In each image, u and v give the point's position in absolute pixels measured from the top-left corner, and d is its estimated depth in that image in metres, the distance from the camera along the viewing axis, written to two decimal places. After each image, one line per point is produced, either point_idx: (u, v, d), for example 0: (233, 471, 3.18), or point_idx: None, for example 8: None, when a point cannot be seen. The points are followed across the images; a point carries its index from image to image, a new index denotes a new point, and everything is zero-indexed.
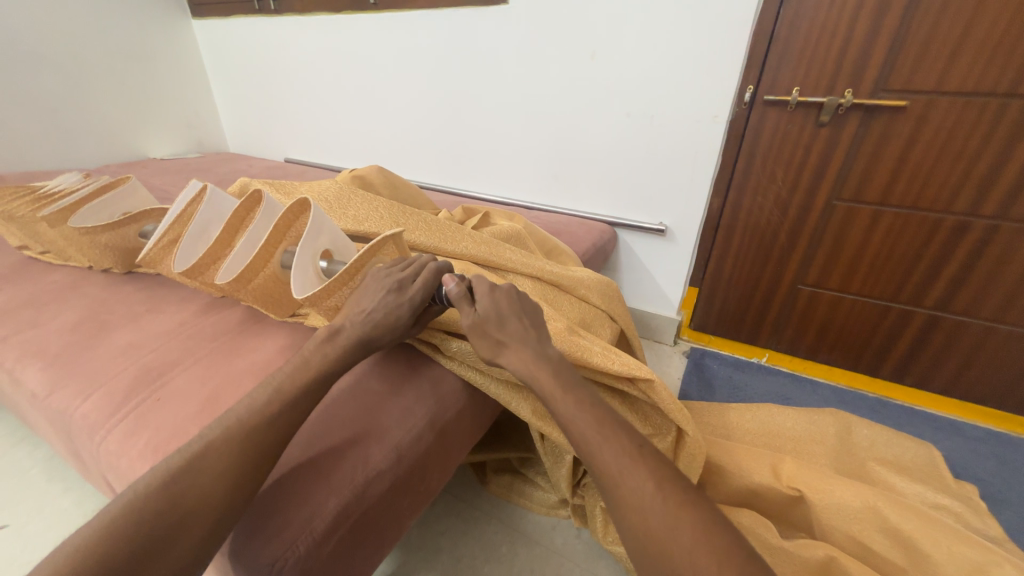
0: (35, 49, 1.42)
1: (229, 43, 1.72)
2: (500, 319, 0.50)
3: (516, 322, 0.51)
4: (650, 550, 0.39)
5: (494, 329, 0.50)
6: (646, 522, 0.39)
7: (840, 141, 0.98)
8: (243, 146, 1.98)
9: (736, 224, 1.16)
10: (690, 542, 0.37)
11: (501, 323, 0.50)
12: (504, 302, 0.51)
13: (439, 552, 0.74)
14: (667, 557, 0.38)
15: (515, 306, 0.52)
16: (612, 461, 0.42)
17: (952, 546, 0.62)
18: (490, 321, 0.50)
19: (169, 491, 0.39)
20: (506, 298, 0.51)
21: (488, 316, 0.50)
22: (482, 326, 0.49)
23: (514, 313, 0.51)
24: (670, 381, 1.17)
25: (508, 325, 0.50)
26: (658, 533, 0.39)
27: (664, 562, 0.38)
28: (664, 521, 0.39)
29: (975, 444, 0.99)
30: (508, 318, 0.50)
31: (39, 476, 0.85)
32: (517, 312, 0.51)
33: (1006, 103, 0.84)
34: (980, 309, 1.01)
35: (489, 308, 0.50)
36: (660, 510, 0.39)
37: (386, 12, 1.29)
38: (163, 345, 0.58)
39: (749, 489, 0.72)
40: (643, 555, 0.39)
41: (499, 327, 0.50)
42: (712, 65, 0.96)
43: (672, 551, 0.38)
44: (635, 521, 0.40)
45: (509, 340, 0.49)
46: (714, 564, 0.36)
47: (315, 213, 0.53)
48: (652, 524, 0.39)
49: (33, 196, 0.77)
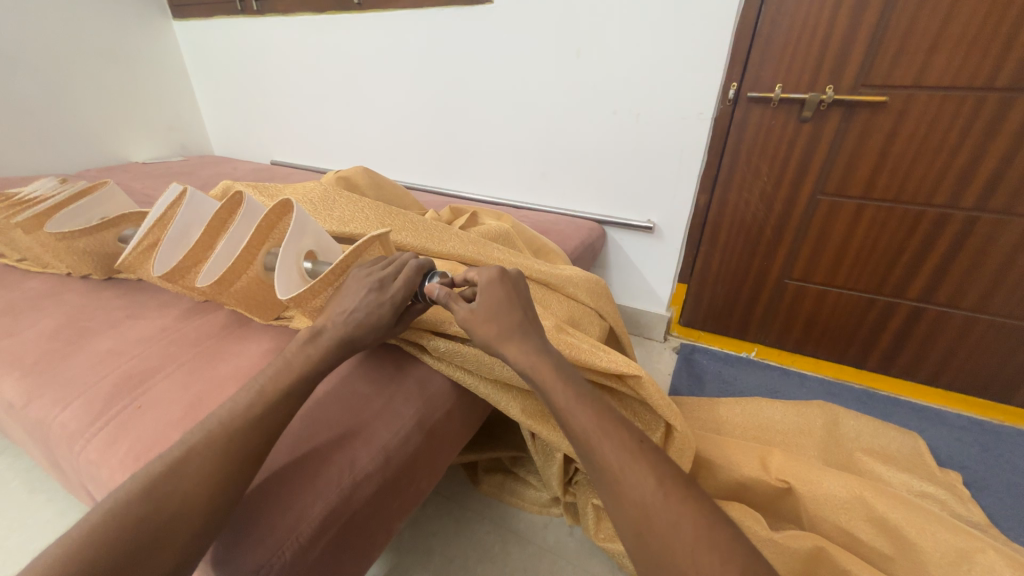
0: (10, 51, 1.39)
1: (212, 44, 1.69)
2: (494, 310, 0.49)
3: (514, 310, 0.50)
4: (651, 546, 0.39)
5: (489, 319, 0.49)
6: (647, 517, 0.40)
7: (822, 136, 0.99)
8: (227, 149, 1.96)
9: (722, 220, 1.17)
10: (692, 539, 0.38)
11: (495, 315, 0.49)
12: (497, 293, 0.49)
13: (431, 553, 0.73)
14: (669, 554, 0.38)
15: (509, 296, 0.50)
16: (613, 459, 0.43)
17: (937, 531, 0.63)
18: (483, 313, 0.49)
19: (150, 497, 0.38)
20: (500, 288, 0.50)
21: (480, 310, 0.49)
22: (476, 319, 0.49)
23: (507, 305, 0.49)
24: (660, 376, 1.18)
25: (501, 318, 0.48)
26: (660, 531, 0.39)
27: (666, 559, 0.38)
28: (665, 517, 0.40)
29: (959, 433, 1.01)
30: (503, 309, 0.49)
31: (19, 489, 0.83)
32: (510, 303, 0.50)
33: (983, 97, 0.86)
34: (963, 299, 1.02)
35: (483, 302, 0.49)
36: (661, 508, 0.40)
37: (370, 12, 1.28)
38: (145, 351, 0.57)
39: (739, 481, 0.73)
40: (645, 553, 0.40)
41: (494, 319, 0.48)
42: (697, 63, 0.96)
43: (673, 547, 0.38)
44: (636, 517, 0.41)
45: (514, 331, 0.48)
46: (717, 562, 0.37)
47: (298, 214, 0.52)
48: (655, 523, 0.40)
49: (8, 203, 0.75)
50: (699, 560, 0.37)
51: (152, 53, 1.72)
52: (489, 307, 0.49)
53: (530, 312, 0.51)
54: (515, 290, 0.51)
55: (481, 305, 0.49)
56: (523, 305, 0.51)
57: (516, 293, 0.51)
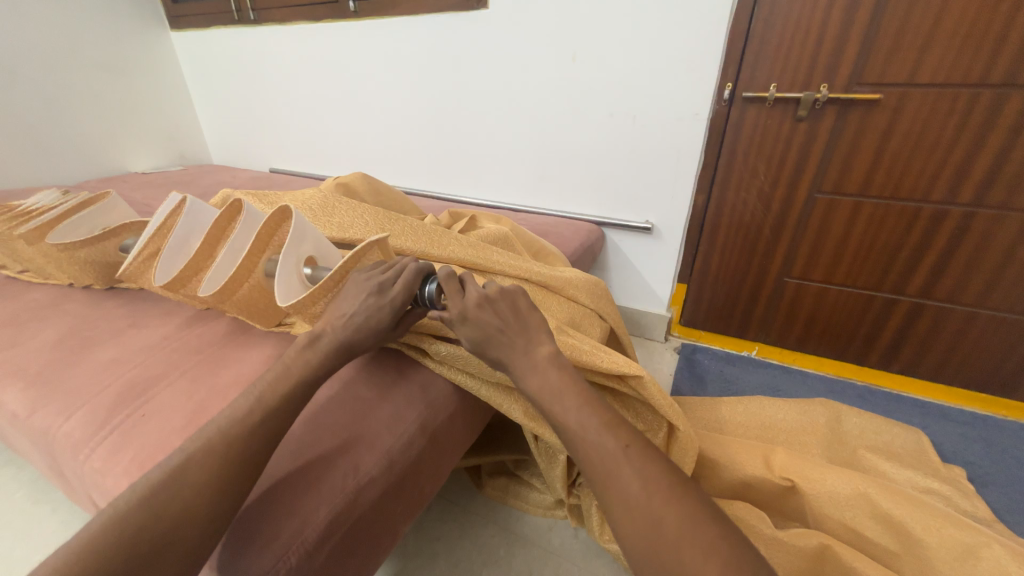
0: (9, 64, 1.39)
1: (210, 54, 1.70)
2: (486, 339, 0.50)
3: (503, 334, 0.50)
4: (641, 549, 0.40)
5: (487, 348, 0.50)
6: (632, 515, 0.41)
7: (819, 134, 1.00)
8: (227, 158, 1.97)
9: (720, 221, 1.17)
10: (674, 532, 0.39)
11: (489, 342, 0.50)
12: (480, 324, 0.49)
13: (436, 557, 0.73)
14: (654, 547, 0.39)
15: (488, 320, 0.49)
16: (595, 453, 0.44)
17: (943, 528, 0.63)
18: (479, 344, 0.50)
19: (148, 507, 0.38)
20: (478, 317, 0.49)
21: (476, 342, 0.50)
22: (478, 353, 0.51)
23: (496, 331, 0.50)
24: (662, 376, 1.18)
25: (497, 346, 0.50)
26: (643, 530, 0.40)
27: (654, 555, 0.39)
28: (648, 517, 0.40)
29: (963, 428, 1.01)
30: (493, 336, 0.49)
31: (24, 499, 0.83)
32: (497, 328, 0.50)
33: (977, 92, 0.87)
34: (963, 294, 1.03)
35: (473, 336, 0.49)
36: (644, 504, 0.40)
37: (366, 19, 1.29)
38: (147, 359, 0.57)
39: (743, 480, 0.73)
40: (633, 550, 0.40)
41: (491, 348, 0.50)
42: (691, 64, 0.97)
43: (658, 544, 0.39)
44: (621, 513, 0.41)
45: (508, 354, 0.50)
46: (699, 555, 0.37)
47: (298, 221, 0.53)
48: (638, 522, 0.40)
49: (10, 215, 0.76)
50: (684, 556, 0.38)
51: (151, 63, 1.73)
52: (480, 338, 0.49)
53: (515, 324, 0.51)
54: (490, 311, 0.50)
55: (473, 339, 0.50)
56: (502, 319, 0.50)
57: (492, 312, 0.50)
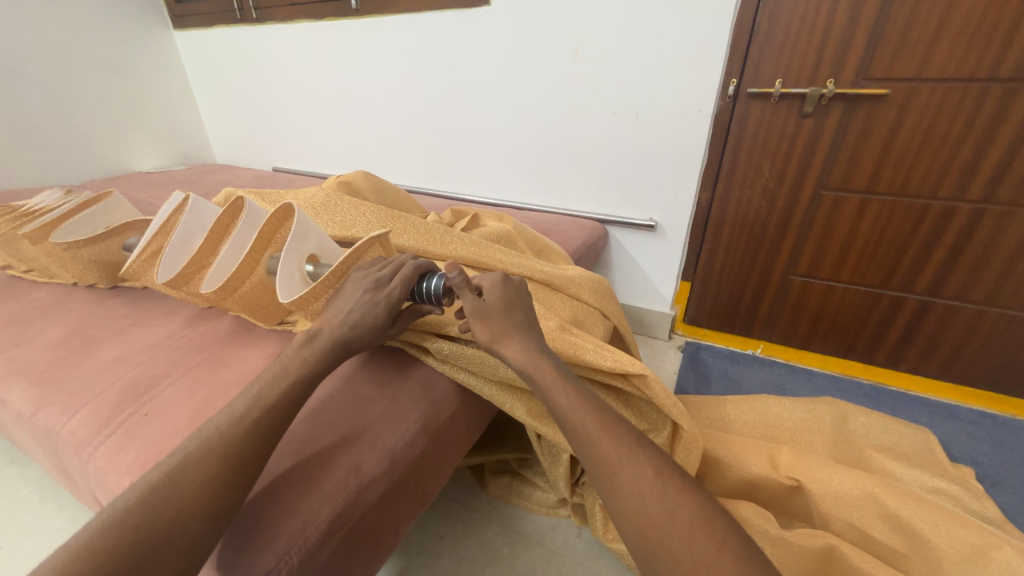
0: (15, 64, 1.40)
1: (213, 54, 1.70)
2: (501, 309, 0.49)
3: (518, 314, 0.50)
4: (654, 548, 0.39)
5: (496, 317, 0.48)
6: (644, 509, 0.40)
7: (825, 131, 0.98)
8: (231, 157, 1.98)
9: (724, 219, 1.16)
10: (690, 526, 0.39)
11: (502, 313, 0.49)
12: (502, 295, 0.49)
13: (440, 556, 0.73)
14: (669, 546, 0.38)
15: (513, 299, 0.50)
16: (612, 453, 0.43)
17: (952, 528, 0.62)
18: (490, 310, 0.48)
19: (148, 507, 0.38)
20: (506, 291, 0.50)
21: (489, 304, 0.49)
22: (483, 314, 0.48)
23: (511, 307, 0.49)
24: (666, 375, 1.17)
25: (505, 317, 0.49)
26: (655, 522, 0.40)
27: (667, 551, 0.38)
28: (662, 509, 0.40)
29: (970, 427, 1.00)
30: (510, 310, 0.49)
31: (30, 497, 0.83)
32: (513, 305, 0.50)
33: (986, 87, 0.85)
34: (972, 292, 1.01)
35: (492, 300, 0.49)
36: (659, 499, 0.41)
37: (369, 16, 1.28)
38: (151, 358, 0.57)
39: (747, 479, 0.72)
40: (643, 544, 0.40)
41: (496, 318, 0.48)
42: (696, 59, 0.96)
43: (672, 537, 0.39)
44: (626, 509, 0.41)
45: (517, 332, 0.49)
46: (711, 549, 0.38)
47: (301, 218, 0.52)
48: (650, 514, 0.40)
49: (15, 215, 0.76)
50: (698, 551, 0.38)
51: (155, 61, 1.74)
52: (496, 305, 0.49)
53: (533, 316, 0.51)
54: (519, 295, 0.51)
55: (486, 303, 0.49)
56: (525, 309, 0.51)
57: (520, 298, 0.51)
